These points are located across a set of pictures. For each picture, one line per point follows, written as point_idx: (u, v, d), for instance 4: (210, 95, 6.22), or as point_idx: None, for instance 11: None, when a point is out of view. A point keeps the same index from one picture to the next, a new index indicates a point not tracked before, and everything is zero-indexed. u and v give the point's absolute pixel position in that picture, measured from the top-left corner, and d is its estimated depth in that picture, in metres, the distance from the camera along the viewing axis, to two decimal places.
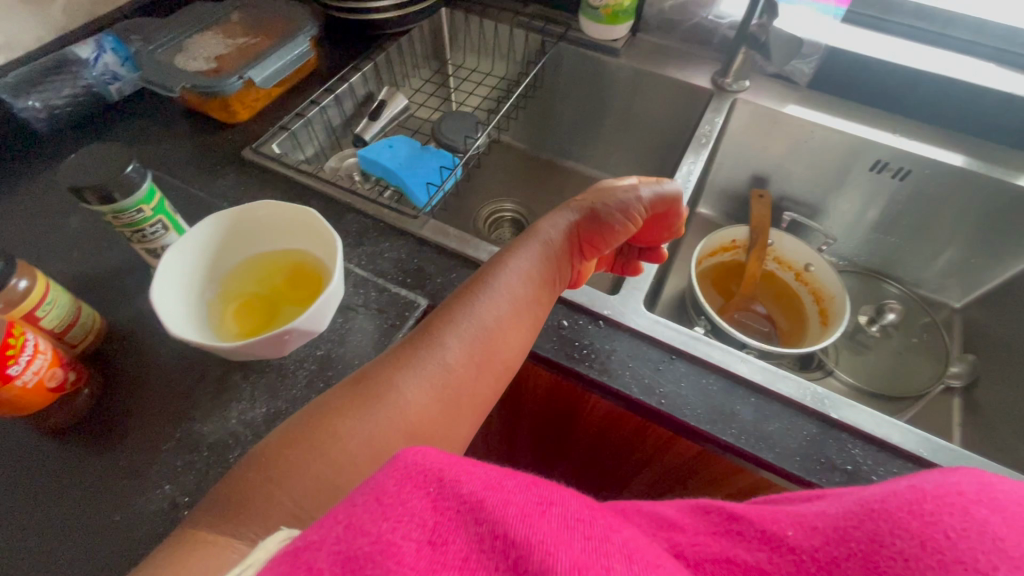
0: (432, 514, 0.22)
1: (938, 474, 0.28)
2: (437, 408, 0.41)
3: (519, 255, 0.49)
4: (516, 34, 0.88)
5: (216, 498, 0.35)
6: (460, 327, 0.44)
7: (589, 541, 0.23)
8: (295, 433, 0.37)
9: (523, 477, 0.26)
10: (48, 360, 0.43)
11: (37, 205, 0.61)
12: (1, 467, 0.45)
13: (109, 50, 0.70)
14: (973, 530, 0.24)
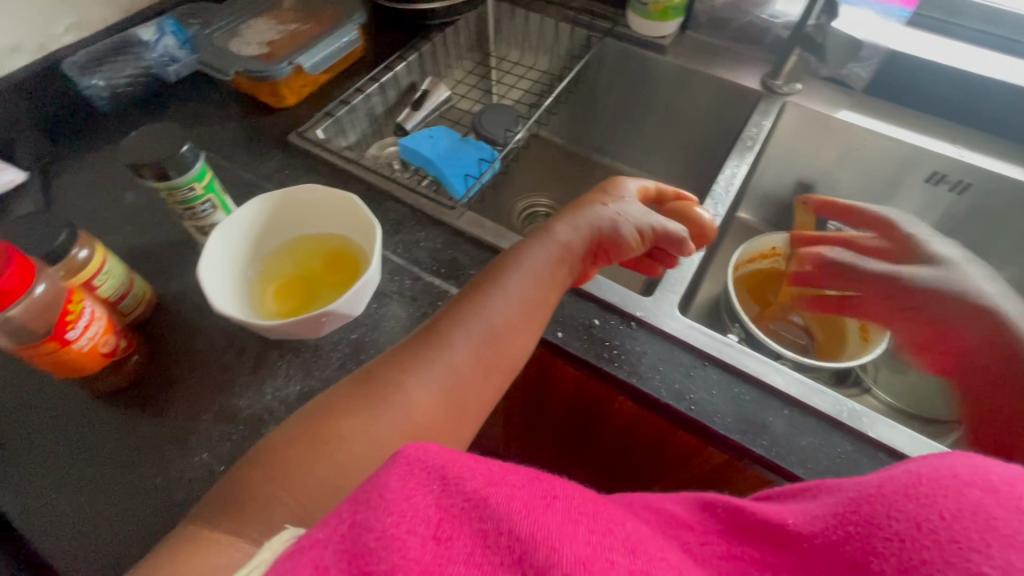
0: (436, 509, 0.23)
1: (935, 458, 0.28)
2: (439, 410, 0.42)
3: (530, 258, 0.50)
4: (561, 28, 0.87)
5: (232, 485, 0.36)
6: (466, 329, 0.45)
7: (592, 535, 0.24)
8: (301, 430, 0.38)
9: (526, 471, 0.27)
10: (103, 327, 0.46)
11: (97, 179, 0.64)
12: (53, 425, 0.48)
13: (168, 33, 0.73)
14: (966, 510, 0.24)
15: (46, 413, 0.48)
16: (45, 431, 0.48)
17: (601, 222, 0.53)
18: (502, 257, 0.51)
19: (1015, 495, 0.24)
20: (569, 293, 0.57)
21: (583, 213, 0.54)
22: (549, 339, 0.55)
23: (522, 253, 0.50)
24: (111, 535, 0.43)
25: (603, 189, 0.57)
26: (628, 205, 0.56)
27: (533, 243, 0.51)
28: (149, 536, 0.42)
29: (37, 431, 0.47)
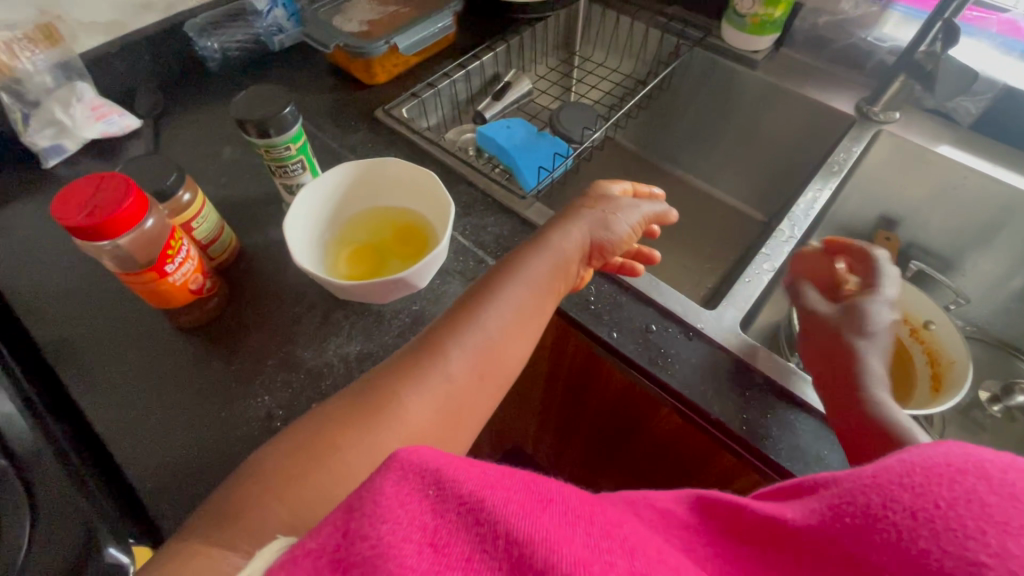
0: (432, 515, 0.23)
1: (928, 446, 0.26)
2: (436, 419, 0.41)
3: (529, 269, 0.49)
4: (651, 33, 0.87)
5: (225, 497, 0.34)
6: (464, 339, 0.44)
7: (590, 536, 0.24)
8: (295, 442, 0.37)
9: (520, 473, 0.26)
10: (194, 266, 0.50)
11: (200, 133, 0.70)
12: (138, 349, 0.52)
13: (279, 5, 0.74)
14: (964, 500, 0.23)
15: (133, 337, 0.53)
16: (129, 353, 0.52)
17: (592, 226, 0.53)
18: (499, 267, 0.49)
19: (1012, 485, 0.23)
20: (628, 295, 0.57)
21: (576, 219, 0.53)
22: (604, 338, 0.54)
23: (516, 260, 0.49)
24: (178, 456, 0.46)
25: (587, 193, 0.56)
26: (616, 206, 0.55)
27: (532, 253, 0.50)
28: (210, 463, 0.46)
29: (123, 352, 0.52)
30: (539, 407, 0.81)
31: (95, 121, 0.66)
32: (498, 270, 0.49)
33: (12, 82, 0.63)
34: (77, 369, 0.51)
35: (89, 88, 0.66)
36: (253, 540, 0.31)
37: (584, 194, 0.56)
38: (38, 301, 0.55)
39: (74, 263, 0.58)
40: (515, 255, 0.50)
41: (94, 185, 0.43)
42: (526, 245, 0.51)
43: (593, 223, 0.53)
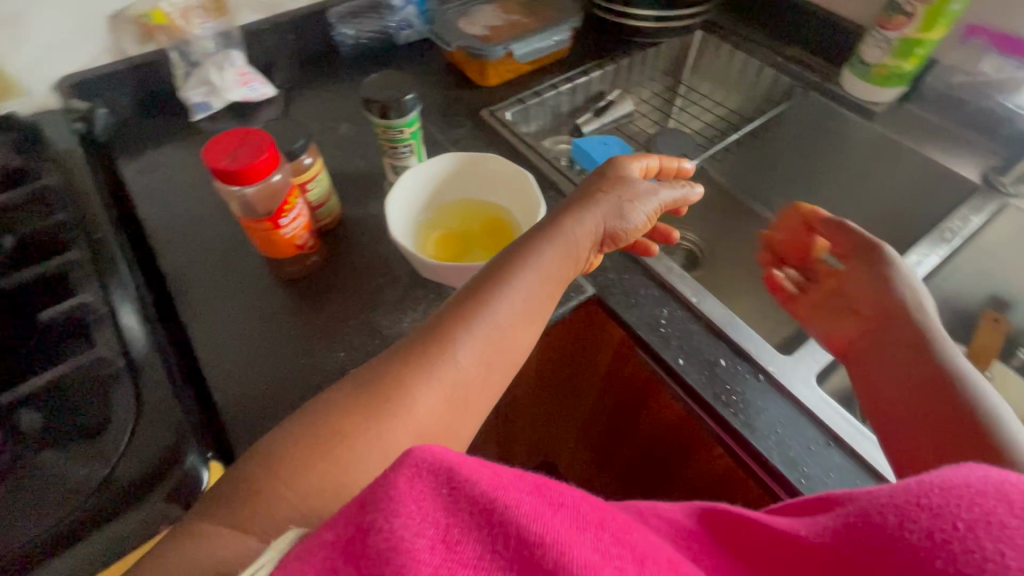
0: (446, 515, 0.24)
1: (948, 470, 0.26)
2: (443, 409, 0.41)
3: (542, 256, 0.48)
4: (765, 72, 0.85)
5: (237, 484, 0.35)
6: (473, 328, 0.44)
7: (600, 542, 0.25)
8: (301, 435, 0.37)
9: (531, 477, 0.27)
10: (303, 223, 0.55)
11: (324, 109, 0.76)
12: (240, 289, 0.58)
13: (412, 3, 0.82)
14: (981, 521, 0.23)
15: (238, 278, 0.58)
16: (233, 292, 0.57)
17: (607, 217, 0.52)
18: (511, 253, 0.48)
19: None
20: (700, 325, 0.56)
21: (591, 204, 0.52)
22: (668, 362, 0.54)
23: (530, 249, 0.49)
24: (259, 390, 0.51)
25: (602, 175, 0.54)
26: (631, 193, 0.54)
27: (546, 241, 0.49)
28: (284, 403, 0.50)
29: (227, 290, 0.58)
30: (583, 422, 0.81)
31: (239, 85, 0.74)
32: (509, 255, 0.48)
33: (182, 44, 0.72)
34: (189, 297, 0.57)
35: (241, 56, 0.74)
36: (265, 532, 0.33)
37: (600, 176, 0.54)
38: (168, 232, 0.62)
39: (201, 205, 0.65)
40: (528, 244, 0.49)
41: (240, 138, 0.49)
42: (538, 231, 0.50)
43: (609, 207, 0.52)
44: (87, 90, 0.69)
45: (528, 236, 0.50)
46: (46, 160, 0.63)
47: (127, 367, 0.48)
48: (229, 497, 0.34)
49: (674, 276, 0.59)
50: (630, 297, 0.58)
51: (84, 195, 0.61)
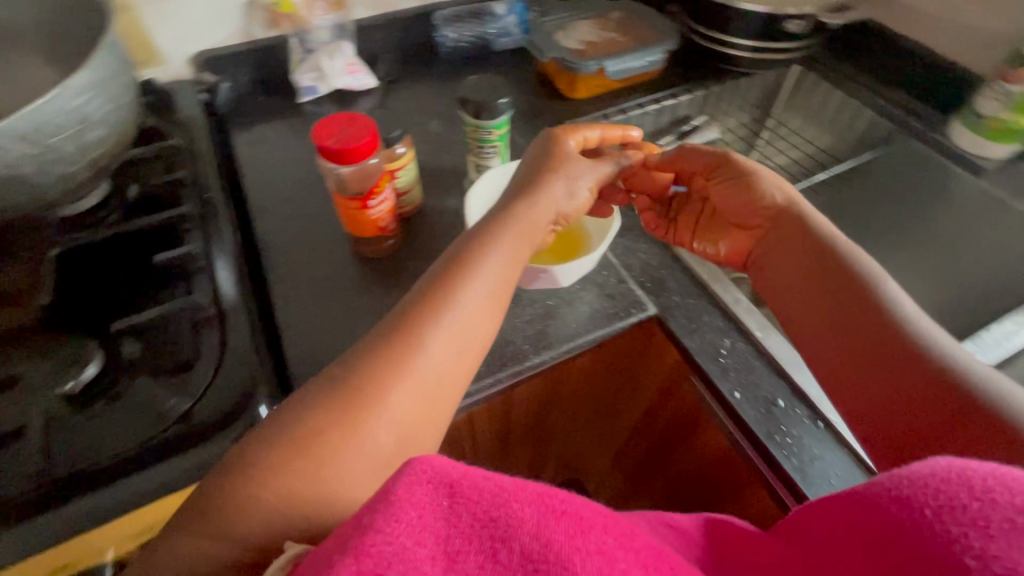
0: (447, 524, 0.26)
1: (919, 465, 0.28)
2: (418, 403, 0.41)
3: (504, 241, 0.49)
4: (864, 114, 0.82)
5: (219, 484, 0.36)
6: (442, 320, 0.43)
7: (608, 549, 0.27)
8: (272, 437, 0.38)
9: (533, 487, 0.29)
10: (388, 208, 0.58)
11: (418, 104, 0.81)
12: (321, 261, 0.62)
13: (514, 13, 0.86)
14: (944, 507, 0.25)
15: (320, 251, 0.63)
16: (314, 262, 0.62)
17: (555, 197, 0.54)
18: (472, 242, 0.49)
19: (990, 490, 0.25)
20: (762, 362, 0.54)
21: (543, 183, 0.53)
22: (723, 395, 0.52)
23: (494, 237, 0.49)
24: (326, 356, 0.54)
25: (540, 159, 0.56)
26: (574, 172, 0.56)
27: (505, 227, 0.50)
28: None
29: (310, 259, 0.62)
30: (622, 445, 0.80)
31: (345, 74, 0.79)
32: (470, 243, 0.48)
33: (302, 32, 0.78)
34: (275, 261, 0.62)
35: (351, 47, 0.80)
36: (246, 533, 0.35)
37: (539, 161, 0.56)
38: (265, 201, 0.68)
39: (297, 179, 0.70)
40: (492, 231, 0.49)
41: (347, 121, 0.54)
42: (497, 217, 0.51)
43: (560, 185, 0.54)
44: (216, 65, 0.77)
45: (489, 222, 0.50)
46: (175, 123, 0.71)
47: (216, 311, 0.53)
48: (214, 496, 0.36)
49: (741, 307, 0.57)
50: (692, 322, 0.57)
51: (201, 158, 0.67)
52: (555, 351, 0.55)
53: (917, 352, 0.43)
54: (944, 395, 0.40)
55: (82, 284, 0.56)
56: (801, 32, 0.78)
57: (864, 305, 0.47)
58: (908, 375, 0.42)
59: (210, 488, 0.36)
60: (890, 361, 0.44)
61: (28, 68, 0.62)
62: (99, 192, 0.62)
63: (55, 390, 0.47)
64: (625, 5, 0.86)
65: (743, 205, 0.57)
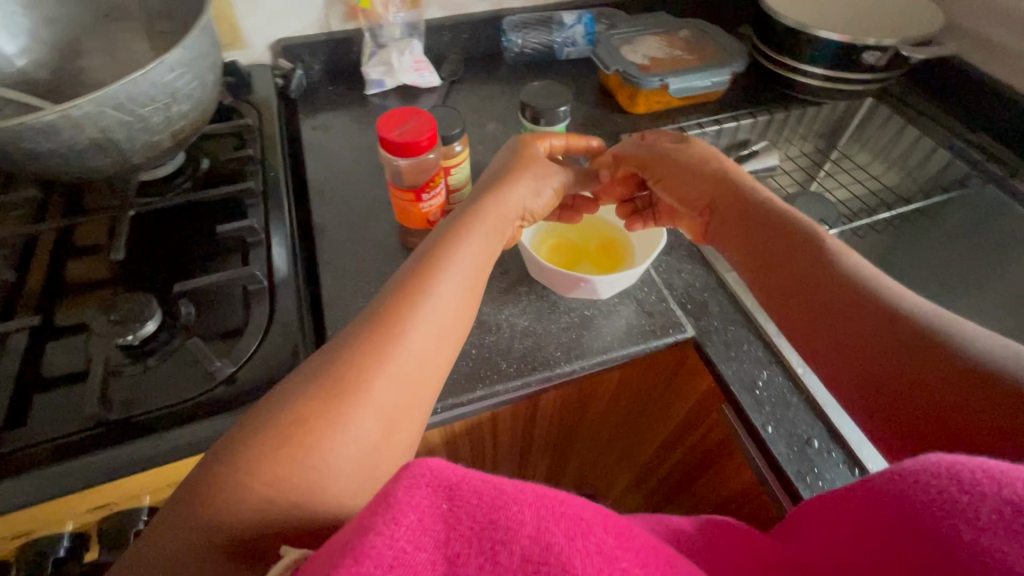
0: (447, 528, 0.27)
1: (909, 460, 0.29)
2: (402, 390, 0.41)
3: (478, 233, 0.51)
4: (937, 155, 0.79)
5: (210, 474, 0.36)
6: (419, 307, 0.44)
7: (606, 547, 0.27)
8: (259, 427, 0.37)
9: (531, 489, 0.29)
10: (439, 203, 0.60)
11: (478, 105, 0.83)
12: (369, 247, 0.64)
13: (582, 23, 0.86)
14: (935, 501, 0.27)
15: (370, 238, 0.65)
16: (363, 247, 0.64)
17: (522, 196, 0.55)
18: (445, 239, 0.50)
19: (978, 483, 0.26)
20: (801, 399, 0.52)
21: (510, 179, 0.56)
22: (755, 428, 0.51)
23: (467, 232, 0.50)
24: None
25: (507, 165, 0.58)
26: (538, 174, 0.58)
27: (477, 222, 0.51)
28: None
29: (359, 245, 0.64)
30: (645, 465, 0.79)
31: (411, 70, 0.82)
32: (444, 238, 0.50)
33: (376, 27, 0.81)
34: (326, 243, 0.64)
35: (420, 45, 0.82)
36: (237, 521, 0.35)
37: (506, 167, 0.58)
38: (324, 185, 0.71)
39: (355, 167, 0.73)
40: (464, 228, 0.51)
41: (409, 116, 0.56)
42: (471, 212, 0.52)
43: (528, 182, 0.56)
44: (292, 52, 0.81)
45: (463, 217, 0.52)
46: (250, 104, 0.75)
47: (267, 284, 0.55)
48: (205, 482, 0.35)
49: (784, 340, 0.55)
50: (731, 350, 0.55)
51: (270, 139, 0.71)
52: (586, 361, 0.55)
53: (886, 313, 0.41)
54: (923, 356, 0.38)
55: (151, 246, 0.61)
56: (879, 64, 0.75)
57: (819, 276, 0.46)
58: (885, 345, 0.40)
59: (201, 476, 0.36)
60: (861, 333, 0.41)
61: (127, 42, 0.67)
62: (175, 161, 0.66)
63: (113, 341, 0.50)
64: (694, 23, 0.85)
65: (687, 183, 0.59)
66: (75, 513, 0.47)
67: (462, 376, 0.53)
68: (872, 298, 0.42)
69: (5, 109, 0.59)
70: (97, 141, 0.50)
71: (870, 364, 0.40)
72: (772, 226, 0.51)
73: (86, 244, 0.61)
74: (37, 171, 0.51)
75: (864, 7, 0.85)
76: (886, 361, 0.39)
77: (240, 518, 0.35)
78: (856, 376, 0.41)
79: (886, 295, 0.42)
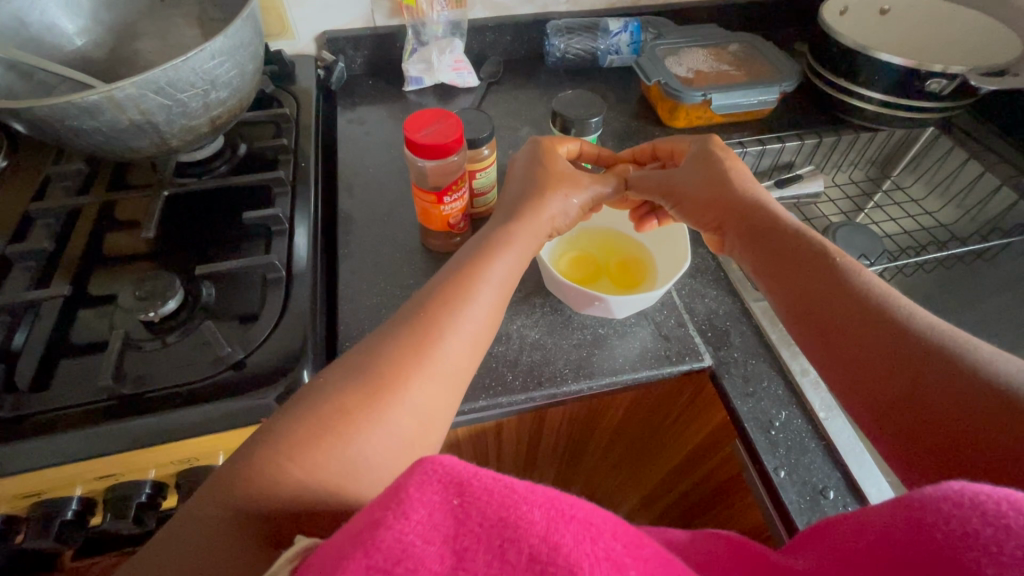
0: (456, 525, 0.26)
1: (929, 487, 0.27)
2: (438, 389, 0.40)
3: (520, 240, 0.50)
4: (1001, 193, 0.72)
5: (250, 452, 0.35)
6: (457, 308, 0.43)
7: (619, 558, 0.26)
8: (304, 412, 0.37)
9: (542, 490, 0.28)
10: (461, 206, 0.60)
11: (514, 109, 0.82)
12: (390, 244, 0.64)
13: (628, 31, 0.84)
14: (956, 532, 0.24)
15: (392, 235, 0.65)
16: (383, 244, 0.64)
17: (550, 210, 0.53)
18: (484, 247, 0.49)
19: (1003, 516, 0.23)
20: (820, 445, 0.49)
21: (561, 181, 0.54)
22: (766, 470, 0.48)
23: (506, 244, 0.49)
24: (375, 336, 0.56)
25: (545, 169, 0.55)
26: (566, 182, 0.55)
27: (518, 234, 0.50)
28: None
29: (380, 241, 0.64)
30: (653, 489, 0.76)
31: (450, 70, 0.82)
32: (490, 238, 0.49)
33: (418, 24, 0.81)
34: (348, 237, 0.65)
35: (461, 44, 0.82)
36: (274, 499, 0.33)
37: (536, 170, 0.55)
38: (353, 178, 0.71)
39: (385, 163, 0.73)
40: (505, 242, 0.49)
41: (436, 118, 0.55)
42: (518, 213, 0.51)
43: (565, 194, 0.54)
44: (336, 45, 0.82)
45: (507, 220, 0.52)
46: (290, 94, 0.77)
47: (286, 273, 0.56)
48: (248, 457, 0.35)
49: (808, 380, 0.52)
50: (749, 385, 0.53)
51: (306, 129, 0.73)
52: (595, 382, 0.53)
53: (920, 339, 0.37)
54: (959, 388, 0.34)
55: (182, 226, 0.63)
56: (943, 92, 0.70)
57: (841, 299, 0.42)
58: (916, 375, 0.36)
59: (246, 453, 0.35)
60: (888, 360, 0.38)
61: (180, 28, 0.69)
62: (215, 145, 0.68)
63: (136, 316, 0.52)
64: (743, 37, 0.82)
65: (698, 197, 0.55)
66: (85, 479, 0.48)
67: (466, 384, 0.52)
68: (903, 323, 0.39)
69: (61, 86, 0.62)
70: (137, 122, 0.52)
71: (897, 393, 0.37)
72: (794, 242, 0.48)
73: (124, 220, 0.63)
74: (81, 147, 0.53)
75: (933, 31, 0.79)
76: (912, 391, 0.36)
77: (285, 496, 0.34)
78: (882, 407, 0.37)
79: (921, 321, 0.39)
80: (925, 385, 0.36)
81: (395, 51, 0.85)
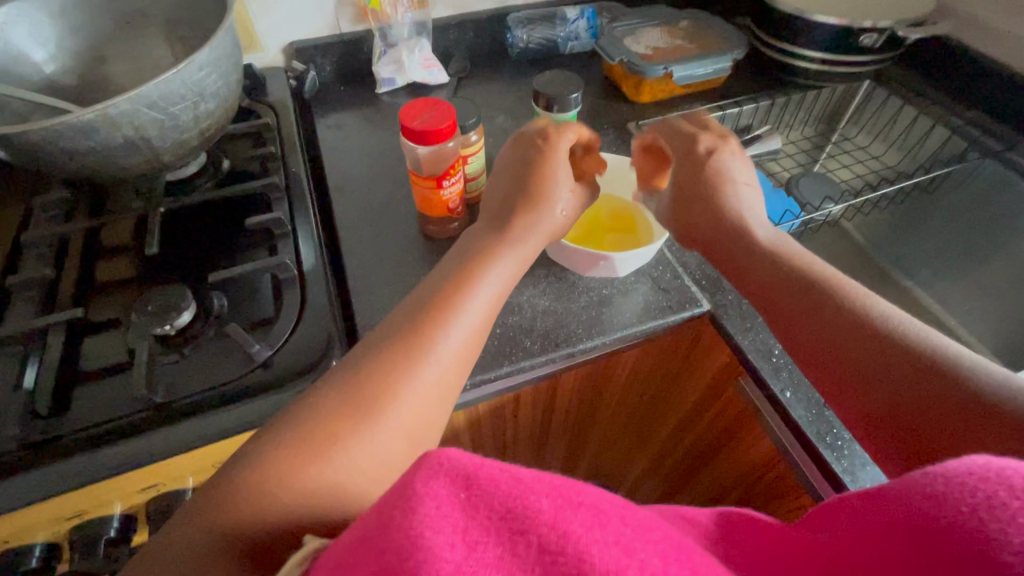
0: (466, 518, 0.24)
1: (949, 460, 0.26)
2: (428, 403, 0.43)
3: (496, 267, 0.50)
4: (935, 131, 0.80)
5: (249, 471, 0.36)
6: (440, 334, 0.45)
7: (631, 542, 0.24)
8: (303, 431, 0.38)
9: (551, 479, 0.26)
10: (459, 190, 0.62)
11: (488, 100, 0.85)
12: (391, 236, 0.66)
13: (585, 17, 0.88)
14: (983, 505, 0.24)
15: (391, 227, 0.67)
16: (385, 237, 0.66)
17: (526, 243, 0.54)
18: (459, 275, 0.49)
19: None
20: None
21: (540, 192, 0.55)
22: (773, 394, 0.53)
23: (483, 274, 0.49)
24: None
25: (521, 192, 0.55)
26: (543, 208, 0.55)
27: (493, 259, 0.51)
28: None
29: (380, 234, 0.66)
30: (661, 446, 0.80)
31: (421, 68, 0.84)
32: (464, 267, 0.50)
33: (385, 27, 0.83)
34: (347, 235, 0.66)
35: (429, 43, 0.84)
36: (274, 516, 0.36)
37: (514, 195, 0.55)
38: (343, 180, 0.73)
39: (372, 162, 0.75)
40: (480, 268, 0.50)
41: (427, 106, 0.58)
42: (492, 237, 0.53)
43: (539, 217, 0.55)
44: (305, 54, 0.84)
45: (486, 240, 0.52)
46: (267, 106, 0.78)
47: (297, 273, 0.58)
48: (247, 476, 0.36)
49: None
50: (746, 321, 0.57)
51: (288, 137, 0.74)
52: (607, 337, 0.56)
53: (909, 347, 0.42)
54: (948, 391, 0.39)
55: (179, 240, 0.63)
56: (875, 46, 0.78)
57: (824, 301, 0.47)
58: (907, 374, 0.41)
59: (242, 476, 0.36)
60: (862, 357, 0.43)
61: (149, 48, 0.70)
62: (199, 161, 0.69)
63: (151, 330, 0.51)
64: (693, 13, 0.88)
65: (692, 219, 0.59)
66: (124, 494, 0.48)
67: (489, 354, 0.55)
68: (877, 325, 0.44)
69: (36, 113, 0.61)
70: (131, 139, 0.52)
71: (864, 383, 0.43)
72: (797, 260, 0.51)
73: (115, 243, 0.63)
74: (72, 170, 0.53)
75: None
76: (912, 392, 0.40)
77: (284, 514, 0.36)
78: (848, 392, 0.44)
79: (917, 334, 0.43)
80: (899, 373, 0.41)
81: (364, 55, 0.87)
